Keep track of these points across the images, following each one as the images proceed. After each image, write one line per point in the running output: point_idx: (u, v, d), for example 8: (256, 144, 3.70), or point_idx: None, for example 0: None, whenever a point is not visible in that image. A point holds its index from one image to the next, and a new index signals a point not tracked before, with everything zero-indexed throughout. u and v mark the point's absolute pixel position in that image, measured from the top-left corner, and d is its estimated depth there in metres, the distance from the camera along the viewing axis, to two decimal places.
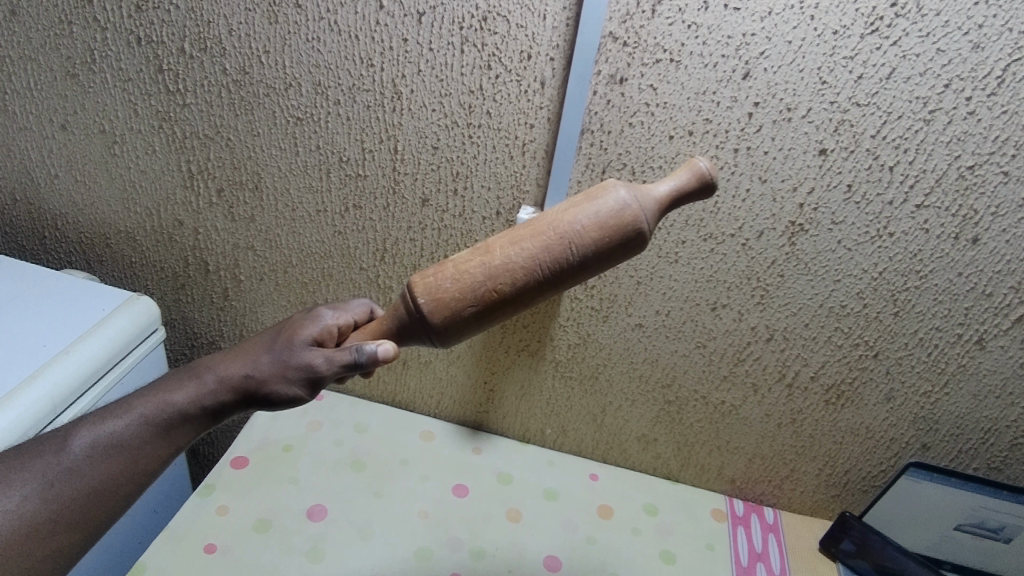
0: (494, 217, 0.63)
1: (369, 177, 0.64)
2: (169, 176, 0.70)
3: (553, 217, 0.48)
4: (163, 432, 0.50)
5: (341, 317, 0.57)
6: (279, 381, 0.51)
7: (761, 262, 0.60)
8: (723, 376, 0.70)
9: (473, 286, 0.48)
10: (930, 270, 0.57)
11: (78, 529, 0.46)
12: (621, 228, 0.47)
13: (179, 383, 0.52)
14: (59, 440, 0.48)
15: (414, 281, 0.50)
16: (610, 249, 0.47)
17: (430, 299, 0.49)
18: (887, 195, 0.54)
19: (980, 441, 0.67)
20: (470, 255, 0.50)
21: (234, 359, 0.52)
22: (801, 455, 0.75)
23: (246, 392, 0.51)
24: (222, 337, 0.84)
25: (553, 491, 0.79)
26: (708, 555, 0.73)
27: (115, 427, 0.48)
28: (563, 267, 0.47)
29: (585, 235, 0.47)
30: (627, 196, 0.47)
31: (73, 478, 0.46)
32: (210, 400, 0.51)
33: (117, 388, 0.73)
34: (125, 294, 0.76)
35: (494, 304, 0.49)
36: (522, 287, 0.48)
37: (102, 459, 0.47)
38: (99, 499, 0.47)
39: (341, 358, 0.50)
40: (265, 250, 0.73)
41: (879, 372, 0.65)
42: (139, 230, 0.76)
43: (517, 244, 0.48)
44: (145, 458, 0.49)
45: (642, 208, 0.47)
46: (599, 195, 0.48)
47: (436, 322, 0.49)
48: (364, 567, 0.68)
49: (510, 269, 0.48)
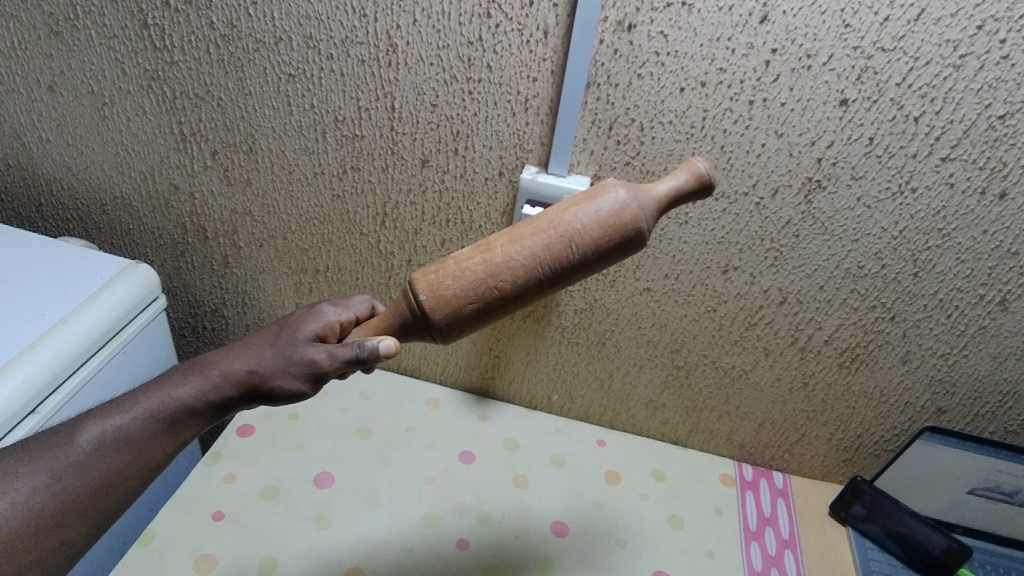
0: (497, 178, 0.61)
1: (366, 137, 0.61)
2: (162, 138, 0.68)
3: (552, 215, 0.47)
4: (169, 426, 0.50)
5: (343, 314, 0.56)
6: (282, 377, 0.51)
7: (775, 221, 0.58)
8: (733, 340, 0.68)
9: (474, 284, 0.47)
10: (953, 227, 0.55)
11: (85, 518, 0.45)
12: (621, 228, 0.46)
13: (184, 378, 0.51)
14: (66, 432, 0.47)
15: (416, 277, 0.49)
16: (609, 250, 0.46)
17: (431, 295, 0.47)
18: (910, 148, 0.51)
19: (997, 404, 0.66)
20: (471, 252, 0.48)
21: (237, 355, 0.52)
22: (813, 420, 0.73)
23: (249, 387, 0.51)
24: (225, 305, 0.83)
25: (560, 457, 0.78)
26: (716, 520, 0.73)
27: (122, 421, 0.48)
28: (563, 266, 0.46)
29: (585, 235, 0.46)
30: (626, 196, 0.46)
31: (81, 471, 0.45)
32: (213, 395, 0.51)
33: (119, 358, 0.72)
34: (123, 262, 0.74)
35: (495, 302, 0.47)
36: (523, 285, 0.47)
37: (110, 452, 0.46)
38: (106, 489, 0.46)
39: (341, 353, 0.49)
40: (263, 215, 0.71)
41: (895, 335, 0.63)
42: (134, 195, 0.74)
43: (518, 242, 0.47)
44: (152, 452, 0.48)
45: (641, 209, 0.46)
46: (599, 194, 0.47)
47: (437, 319, 0.47)
48: (371, 534, 0.68)
49: (510, 267, 0.46)
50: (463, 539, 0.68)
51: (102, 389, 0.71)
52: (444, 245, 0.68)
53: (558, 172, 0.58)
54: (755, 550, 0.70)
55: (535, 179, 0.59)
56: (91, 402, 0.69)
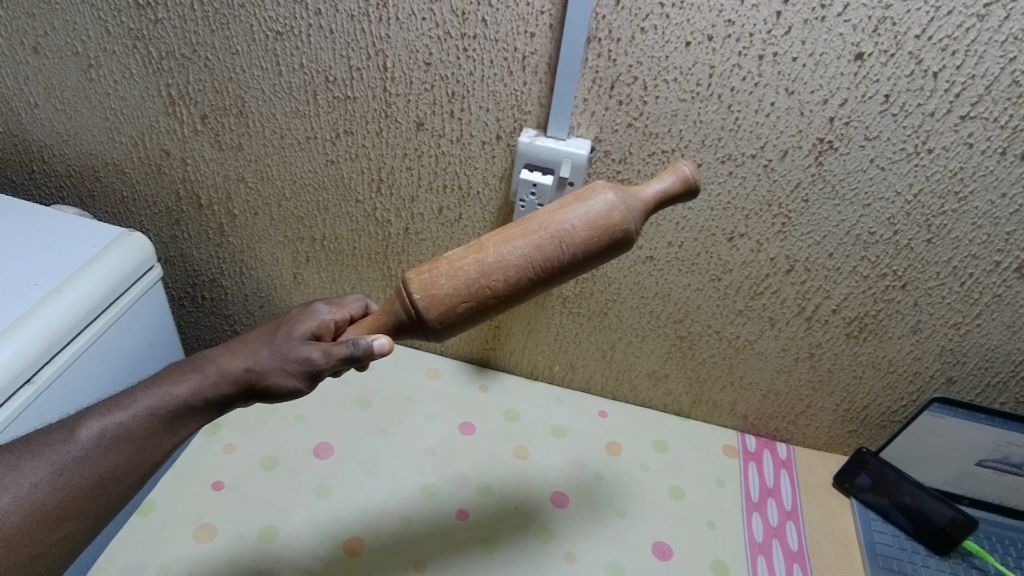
0: (495, 141, 0.59)
1: (359, 99, 0.59)
2: (150, 101, 0.66)
3: (542, 217, 0.47)
4: (168, 423, 0.49)
5: (337, 313, 0.55)
6: (279, 376, 0.50)
7: (784, 185, 0.56)
8: (738, 310, 0.67)
9: (467, 283, 0.46)
10: (970, 190, 0.53)
11: (86, 513, 0.44)
12: (611, 230, 0.46)
13: (182, 375, 0.50)
14: (66, 427, 0.46)
15: (408, 276, 0.47)
16: (599, 251, 0.46)
17: (426, 295, 0.46)
18: (928, 106, 0.49)
19: (1010, 375, 0.64)
20: (463, 252, 0.47)
21: (234, 353, 0.51)
22: (818, 391, 0.72)
23: (246, 385, 0.50)
24: (223, 275, 0.82)
25: (561, 428, 0.77)
26: (718, 491, 0.72)
27: (121, 418, 0.47)
28: (554, 267, 0.46)
29: (575, 236, 0.45)
30: (615, 198, 0.46)
31: (81, 465, 0.44)
32: (211, 393, 0.50)
33: (115, 328, 0.71)
34: (117, 231, 0.73)
35: (489, 302, 0.46)
36: (515, 285, 0.46)
37: (109, 449, 0.45)
38: (106, 485, 0.45)
39: (337, 351, 0.49)
40: (257, 182, 0.69)
41: (906, 304, 0.61)
42: (125, 161, 0.72)
43: (510, 241, 0.46)
44: (151, 448, 0.48)
45: (629, 211, 0.46)
46: (588, 196, 0.47)
47: (431, 318, 0.46)
48: (369, 503, 0.68)
49: (503, 266, 0.46)
50: (463, 510, 0.68)
51: (98, 359, 0.70)
52: (441, 213, 0.66)
53: (558, 135, 0.56)
54: (757, 521, 0.69)
55: (534, 143, 0.57)
56: (87, 373, 0.68)
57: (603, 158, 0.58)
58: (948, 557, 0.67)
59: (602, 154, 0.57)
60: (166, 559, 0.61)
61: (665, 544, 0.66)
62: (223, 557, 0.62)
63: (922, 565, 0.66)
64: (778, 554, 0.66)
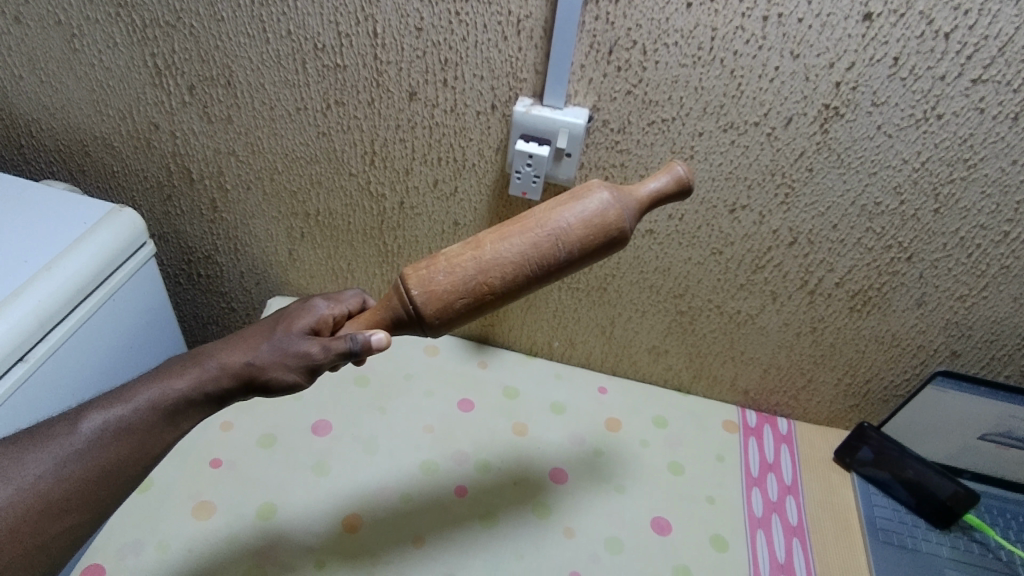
0: (490, 111, 0.57)
1: (349, 68, 0.58)
2: (136, 72, 0.64)
3: (538, 215, 0.47)
4: (170, 417, 0.47)
5: (337, 308, 0.53)
6: (279, 372, 0.48)
7: (787, 154, 0.54)
8: (739, 285, 0.66)
9: (465, 280, 0.45)
10: (980, 157, 0.51)
11: (91, 504, 0.44)
12: (607, 229, 0.46)
13: (183, 368, 0.48)
14: (68, 419, 0.45)
15: (406, 272, 0.47)
16: (595, 250, 0.46)
17: (423, 291, 0.45)
18: (939, 69, 0.47)
19: (1015, 348, 0.63)
20: (460, 249, 0.47)
21: (234, 347, 0.49)
22: (820, 365, 0.71)
23: (246, 381, 0.48)
24: (217, 252, 0.80)
25: (560, 404, 0.77)
26: (717, 465, 0.72)
27: (122, 411, 0.45)
28: (549, 265, 0.46)
29: (571, 234, 0.45)
30: (610, 197, 0.46)
31: (83, 457, 0.43)
32: (211, 388, 0.48)
33: (108, 306, 0.70)
34: (108, 207, 0.71)
35: (485, 299, 0.46)
36: (512, 282, 0.46)
37: (113, 441, 0.44)
38: (109, 478, 0.44)
39: (335, 345, 0.48)
40: (248, 155, 0.68)
41: (910, 277, 0.60)
42: (114, 135, 0.71)
43: (507, 239, 0.46)
44: (154, 441, 0.46)
45: (625, 210, 0.47)
46: (585, 194, 0.47)
47: (429, 314, 0.46)
48: (368, 480, 0.67)
49: (501, 263, 0.45)
50: (461, 486, 0.67)
51: (92, 337, 0.69)
52: (437, 186, 0.65)
53: (554, 104, 0.55)
54: (756, 496, 0.69)
55: (530, 112, 0.55)
56: (81, 351, 0.67)
57: (601, 127, 0.56)
58: (948, 531, 0.67)
59: (601, 123, 0.56)
60: (164, 536, 0.61)
61: (664, 519, 0.66)
62: (222, 534, 0.62)
63: (923, 539, 0.66)
64: (777, 528, 0.66)
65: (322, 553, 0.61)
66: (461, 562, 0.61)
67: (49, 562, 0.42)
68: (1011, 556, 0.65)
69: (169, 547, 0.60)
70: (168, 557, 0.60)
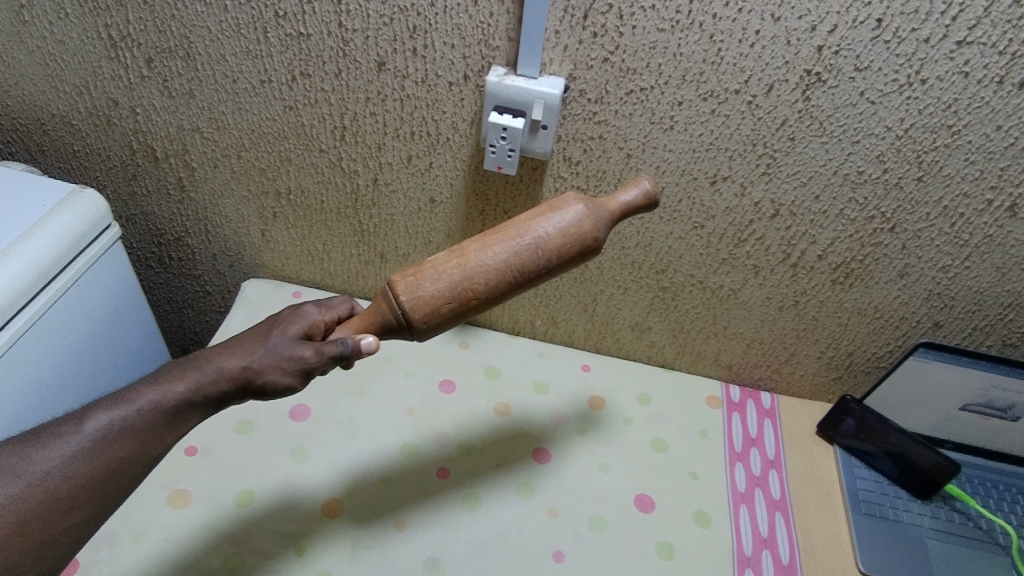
0: (463, 82, 0.55)
1: (314, 37, 0.55)
2: (90, 45, 0.61)
3: (517, 224, 0.48)
4: (171, 418, 0.45)
5: (328, 313, 0.52)
6: (275, 376, 0.47)
7: (769, 123, 0.53)
8: (721, 259, 0.65)
9: (452, 286, 0.46)
10: (964, 123, 0.50)
11: (96, 501, 0.42)
12: (582, 239, 0.47)
13: (182, 371, 0.46)
14: (73, 419, 0.44)
15: (395, 279, 0.46)
16: (570, 259, 0.48)
17: (411, 296, 0.45)
18: (923, 31, 0.46)
19: (997, 318, 0.63)
20: (445, 256, 0.47)
21: (230, 351, 0.47)
22: (803, 338, 0.70)
23: (241, 386, 0.47)
24: (188, 234, 0.78)
25: (543, 383, 0.75)
26: (701, 441, 0.71)
27: (126, 411, 0.44)
28: (530, 273, 0.47)
29: (550, 243, 0.47)
30: (585, 210, 0.48)
31: (90, 455, 0.42)
32: (210, 391, 0.46)
33: (71, 293, 0.67)
34: (68, 188, 0.68)
35: (470, 304, 0.47)
36: (495, 289, 0.47)
37: (117, 440, 0.43)
38: (114, 477, 0.43)
39: (327, 350, 0.46)
40: (213, 132, 0.65)
41: (893, 248, 0.59)
42: (72, 113, 0.68)
43: (492, 248, 0.46)
44: (156, 442, 0.45)
45: (599, 222, 0.48)
46: (562, 206, 0.48)
47: (418, 320, 0.46)
48: (349, 464, 0.66)
49: (486, 272, 0.46)
50: (443, 468, 0.66)
51: (56, 326, 0.66)
52: (411, 161, 0.63)
53: (529, 73, 0.53)
54: (739, 471, 0.69)
55: (503, 82, 0.53)
56: (45, 341, 0.65)
57: (578, 98, 0.54)
58: (930, 501, 0.67)
59: (578, 93, 0.54)
60: (139, 526, 0.59)
61: (648, 497, 0.66)
62: (198, 522, 0.60)
63: (905, 510, 0.66)
64: (760, 503, 0.66)
65: (301, 539, 0.60)
66: (445, 543, 0.61)
67: (53, 561, 0.41)
68: (992, 525, 0.66)
69: (144, 537, 0.59)
70: (145, 547, 0.58)
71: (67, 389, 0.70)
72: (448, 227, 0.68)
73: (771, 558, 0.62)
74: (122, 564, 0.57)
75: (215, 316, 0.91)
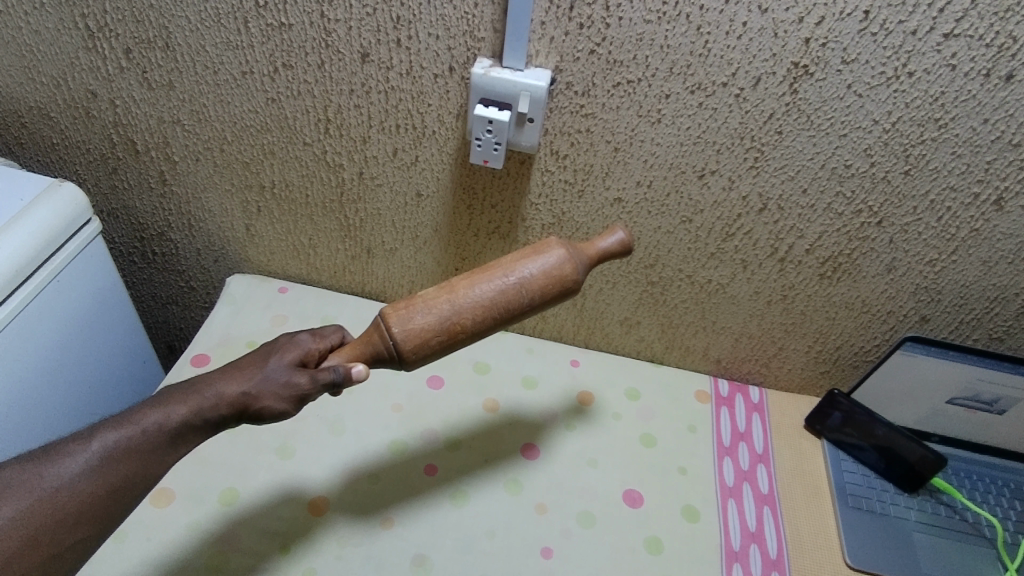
0: (448, 74, 0.54)
1: (295, 27, 0.54)
2: (68, 35, 0.60)
3: (503, 264, 0.49)
4: (172, 440, 0.45)
5: (321, 341, 0.51)
6: (271, 403, 0.46)
7: (756, 116, 0.53)
8: (709, 254, 0.64)
9: (442, 321, 0.47)
10: (951, 117, 0.50)
11: (100, 519, 0.41)
12: (563, 281, 0.49)
13: (182, 394, 0.46)
14: (80, 436, 0.42)
15: (387, 311, 0.47)
16: (550, 299, 0.50)
17: (403, 328, 0.46)
18: (910, 23, 0.46)
19: (984, 311, 0.63)
20: (435, 291, 0.48)
21: (229, 376, 0.47)
22: (790, 333, 0.70)
23: (238, 411, 0.46)
24: (171, 229, 0.77)
25: (531, 378, 0.75)
26: (689, 436, 0.71)
27: (130, 431, 0.43)
28: (514, 310, 0.49)
29: (533, 283, 0.49)
30: (567, 253, 0.50)
31: (93, 474, 0.41)
32: (210, 415, 0.46)
33: (50, 289, 0.66)
34: (46, 181, 0.66)
35: (458, 338, 0.48)
36: (481, 324, 0.48)
37: (120, 460, 0.42)
38: (118, 495, 0.42)
39: (321, 377, 0.47)
40: (194, 124, 0.64)
41: (881, 242, 0.59)
42: (50, 104, 0.66)
43: (480, 285, 0.48)
44: (157, 461, 0.44)
45: (578, 265, 0.50)
46: (544, 249, 0.50)
47: (408, 351, 0.46)
48: (334, 462, 0.65)
49: (475, 308, 0.47)
50: (431, 465, 0.66)
51: (32, 326, 0.64)
52: (397, 155, 0.62)
53: (514, 65, 0.52)
54: (727, 465, 0.69)
55: (488, 74, 0.52)
56: (18, 342, 0.63)
57: (564, 90, 0.54)
58: (916, 494, 0.67)
59: (564, 86, 0.53)
60: (121, 526, 0.58)
61: (636, 492, 0.65)
62: (182, 522, 0.59)
63: (891, 503, 0.67)
64: (748, 497, 0.66)
65: (287, 537, 0.59)
66: (433, 541, 0.60)
67: None
68: (977, 517, 0.66)
69: (126, 536, 0.58)
70: (126, 547, 0.57)
71: (46, 391, 0.68)
72: (435, 221, 0.67)
73: (759, 553, 0.62)
74: (104, 565, 0.56)
75: (201, 312, 0.89)
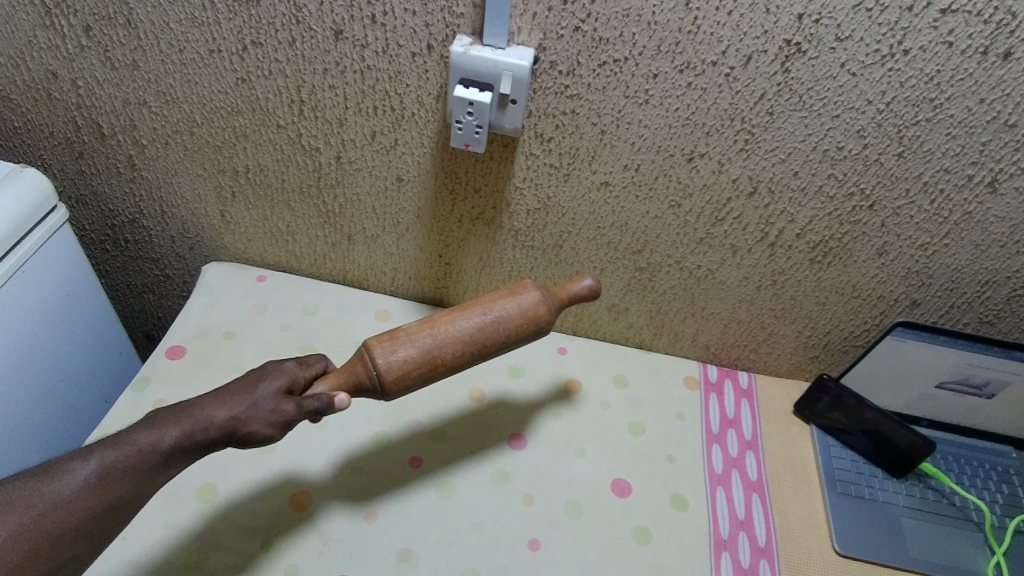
0: (426, 53, 0.52)
1: (263, 3, 0.51)
2: (22, 11, 0.56)
3: (482, 302, 0.50)
4: (164, 463, 0.43)
5: (307, 368, 0.49)
6: (258, 428, 0.44)
7: (747, 97, 0.51)
8: (698, 239, 0.63)
9: (424, 354, 0.47)
10: (946, 97, 0.49)
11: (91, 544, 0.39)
12: (537, 322, 0.51)
13: (171, 416, 0.44)
14: (75, 454, 0.41)
15: (371, 342, 0.47)
16: (524, 338, 0.51)
17: (387, 359, 0.46)
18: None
19: (975, 295, 0.62)
20: (418, 324, 0.49)
21: (218, 401, 0.45)
22: (780, 318, 0.69)
23: (227, 436, 0.44)
24: (143, 216, 0.74)
25: (518, 367, 0.73)
26: (677, 423, 0.70)
27: (119, 452, 0.41)
28: (490, 347, 0.49)
29: (510, 321, 0.49)
30: (542, 296, 0.51)
31: (80, 498, 0.39)
32: (201, 439, 0.44)
33: (15, 280, 0.63)
34: (8, 167, 0.63)
35: (439, 371, 0.48)
36: (462, 357, 0.48)
37: (109, 482, 0.40)
38: (109, 517, 0.40)
39: (306, 404, 0.45)
40: (162, 106, 0.61)
41: (872, 226, 0.58)
42: (8, 86, 0.63)
43: (461, 321, 0.48)
44: (148, 481, 0.42)
45: (550, 307, 0.52)
46: (520, 290, 0.51)
47: (391, 383, 0.46)
48: (317, 457, 0.63)
49: (455, 342, 0.48)
50: (415, 458, 0.64)
51: None
52: (375, 138, 0.59)
53: (496, 43, 0.50)
54: (716, 453, 0.68)
55: (468, 53, 0.50)
56: None
57: (548, 70, 0.52)
58: (905, 479, 0.67)
59: (548, 65, 0.51)
60: None
61: (625, 481, 0.64)
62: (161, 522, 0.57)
63: (880, 489, 0.66)
64: (737, 484, 0.66)
65: (269, 534, 0.58)
66: (420, 535, 0.59)
67: None
68: (965, 501, 0.66)
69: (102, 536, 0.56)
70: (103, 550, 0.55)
71: (16, 385, 0.66)
72: (416, 206, 0.65)
73: (748, 541, 0.62)
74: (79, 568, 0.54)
75: (179, 301, 0.87)
